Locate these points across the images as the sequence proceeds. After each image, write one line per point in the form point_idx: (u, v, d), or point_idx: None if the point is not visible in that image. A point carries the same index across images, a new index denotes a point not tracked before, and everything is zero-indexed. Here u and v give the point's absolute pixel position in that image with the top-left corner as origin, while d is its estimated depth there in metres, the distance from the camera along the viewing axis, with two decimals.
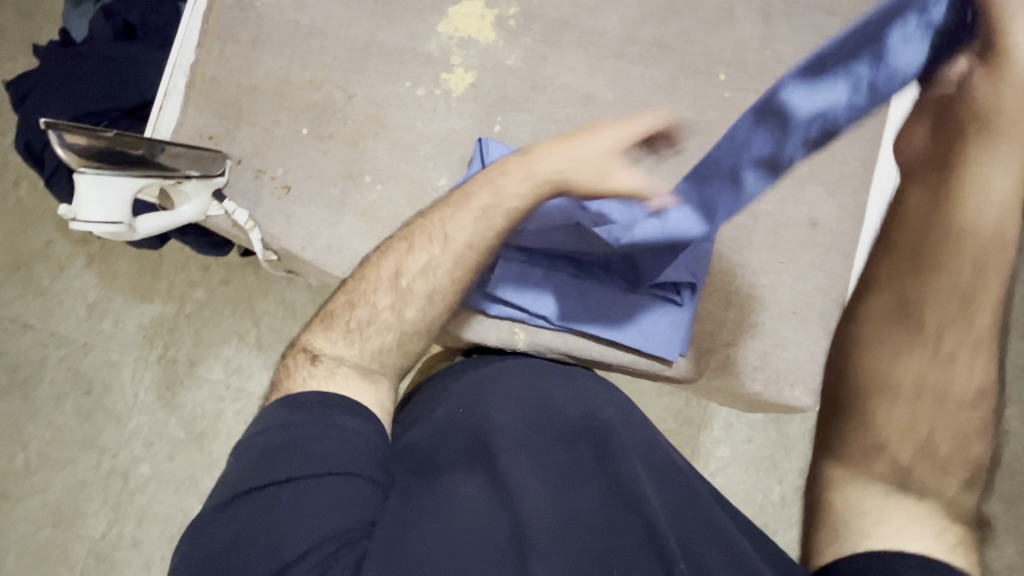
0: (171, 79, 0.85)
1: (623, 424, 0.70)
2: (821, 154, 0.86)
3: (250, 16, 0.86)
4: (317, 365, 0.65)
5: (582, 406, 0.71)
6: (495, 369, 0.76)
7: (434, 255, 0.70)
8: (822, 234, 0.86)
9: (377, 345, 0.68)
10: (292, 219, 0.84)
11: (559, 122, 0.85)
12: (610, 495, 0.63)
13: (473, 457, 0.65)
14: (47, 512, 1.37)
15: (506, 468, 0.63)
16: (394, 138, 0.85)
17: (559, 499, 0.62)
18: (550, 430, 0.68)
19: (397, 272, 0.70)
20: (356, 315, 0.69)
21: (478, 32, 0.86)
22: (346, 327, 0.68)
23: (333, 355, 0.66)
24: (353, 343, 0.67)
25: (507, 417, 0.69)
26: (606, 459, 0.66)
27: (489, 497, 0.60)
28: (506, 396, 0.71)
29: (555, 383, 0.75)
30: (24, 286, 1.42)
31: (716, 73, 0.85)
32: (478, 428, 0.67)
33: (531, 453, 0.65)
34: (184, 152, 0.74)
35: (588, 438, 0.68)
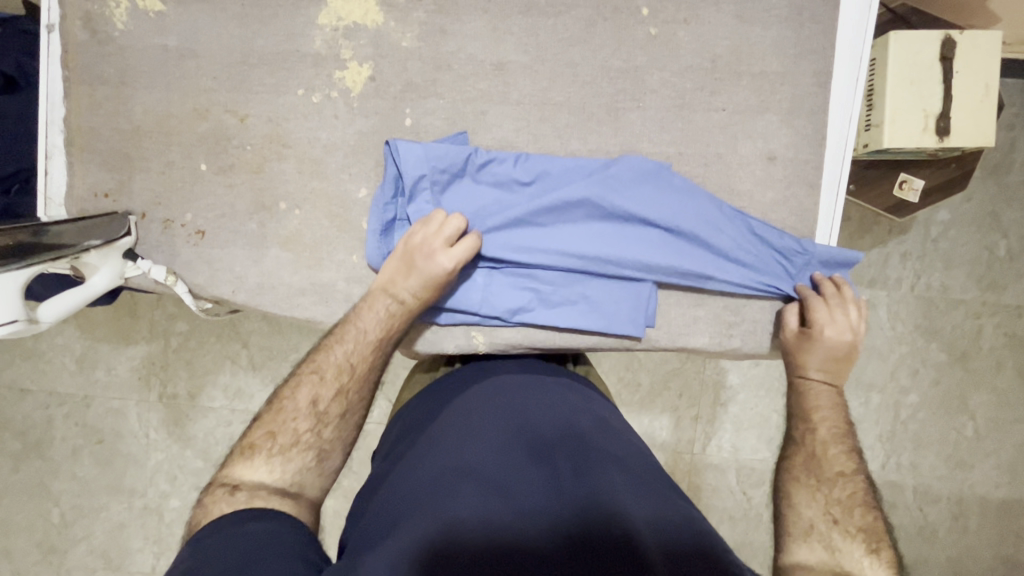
0: (47, 139, 0.77)
1: (601, 435, 0.67)
2: (767, 80, 0.77)
3: (110, 50, 0.77)
4: (237, 494, 0.62)
5: (560, 419, 0.69)
6: (472, 395, 0.74)
7: (340, 383, 0.70)
8: (781, 168, 0.78)
9: (299, 465, 0.66)
10: (214, 263, 0.79)
11: (473, 101, 0.77)
12: (588, 500, 0.58)
13: (442, 480, 0.60)
14: (96, 556, 1.41)
15: (474, 489, 0.59)
16: (300, 155, 0.77)
17: (529, 515, 0.56)
18: (525, 445, 0.65)
19: (312, 402, 0.69)
20: (276, 442, 0.67)
21: (363, 16, 0.76)
22: (268, 454, 0.66)
23: (254, 483, 0.63)
24: (275, 466, 0.65)
25: (480, 440, 0.65)
26: (584, 468, 0.62)
27: (452, 519, 0.56)
28: (481, 418, 0.68)
29: (532, 398, 0.72)
30: (11, 351, 1.42)
31: (637, 8, 0.76)
32: (449, 454, 0.63)
33: (504, 470, 0.61)
34: (70, 226, 0.69)
35: (565, 448, 0.65)
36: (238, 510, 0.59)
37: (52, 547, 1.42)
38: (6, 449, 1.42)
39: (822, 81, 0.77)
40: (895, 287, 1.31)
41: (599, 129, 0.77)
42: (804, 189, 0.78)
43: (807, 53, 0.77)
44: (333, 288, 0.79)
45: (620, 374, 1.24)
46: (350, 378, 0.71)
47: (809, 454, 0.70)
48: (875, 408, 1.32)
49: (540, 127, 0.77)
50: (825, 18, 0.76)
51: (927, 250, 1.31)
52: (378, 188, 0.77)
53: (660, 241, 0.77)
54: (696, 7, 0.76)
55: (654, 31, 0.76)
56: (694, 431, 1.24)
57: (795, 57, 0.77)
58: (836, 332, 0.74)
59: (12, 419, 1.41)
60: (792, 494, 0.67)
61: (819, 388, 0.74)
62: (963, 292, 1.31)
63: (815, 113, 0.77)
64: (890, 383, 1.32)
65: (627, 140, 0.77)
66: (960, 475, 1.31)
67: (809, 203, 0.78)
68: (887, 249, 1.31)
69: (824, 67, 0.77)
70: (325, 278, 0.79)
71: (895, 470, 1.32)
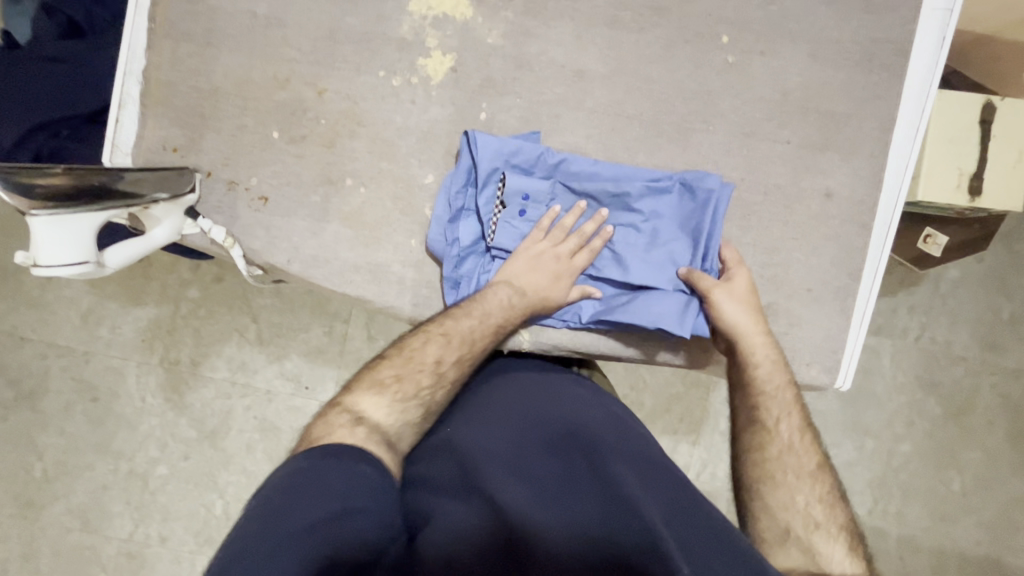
0: (123, 87, 0.78)
1: (616, 430, 0.68)
2: (834, 119, 0.80)
3: (200, 9, 0.78)
4: (324, 448, 0.62)
5: (576, 413, 0.70)
6: (488, 395, 0.76)
7: (418, 376, 0.69)
8: (836, 206, 0.80)
9: (368, 433, 0.64)
10: (272, 231, 0.79)
11: (549, 104, 0.78)
12: (603, 490, 0.59)
13: (465, 470, 0.63)
14: (73, 516, 1.34)
15: (493, 476, 0.61)
16: (373, 135, 0.78)
17: (546, 505, 0.58)
18: (540, 440, 0.67)
19: (380, 380, 0.69)
20: (351, 418, 0.65)
21: (453, 8, 0.78)
22: (347, 425, 0.64)
23: (345, 439, 0.63)
24: (363, 441, 0.63)
25: (496, 435, 0.68)
26: (597, 461, 0.63)
27: (470, 510, 0.58)
28: (499, 415, 0.71)
29: (546, 396, 0.73)
30: (14, 297, 1.36)
31: (718, 34, 0.79)
32: (468, 446, 0.66)
33: (521, 467, 0.63)
34: (146, 175, 0.68)
35: (581, 443, 0.66)
36: (341, 448, 0.59)
37: (26, 502, 1.35)
38: None
39: (886, 127, 0.80)
40: (900, 337, 1.34)
41: (668, 145, 0.79)
42: (856, 228, 0.81)
43: (878, 98, 0.80)
44: (388, 270, 0.79)
45: (626, 392, 1.25)
46: (432, 371, 0.70)
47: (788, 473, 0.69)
48: (868, 454, 1.34)
49: (610, 137, 0.79)
50: (895, 68, 0.79)
51: (933, 304, 1.34)
52: (447, 178, 0.78)
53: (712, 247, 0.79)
54: (774, 42, 0.79)
55: (731, 59, 0.79)
56: (690, 456, 1.25)
57: (862, 101, 0.80)
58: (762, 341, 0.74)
59: (6, 366, 1.36)
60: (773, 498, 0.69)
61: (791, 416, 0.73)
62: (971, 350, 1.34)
63: (873, 156, 0.80)
64: (884, 429, 1.34)
65: (691, 159, 0.80)
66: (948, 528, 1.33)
67: (860, 241, 0.81)
68: (903, 299, 1.34)
69: (889, 113, 0.80)
70: (381, 259, 0.79)
71: (884, 516, 1.33)
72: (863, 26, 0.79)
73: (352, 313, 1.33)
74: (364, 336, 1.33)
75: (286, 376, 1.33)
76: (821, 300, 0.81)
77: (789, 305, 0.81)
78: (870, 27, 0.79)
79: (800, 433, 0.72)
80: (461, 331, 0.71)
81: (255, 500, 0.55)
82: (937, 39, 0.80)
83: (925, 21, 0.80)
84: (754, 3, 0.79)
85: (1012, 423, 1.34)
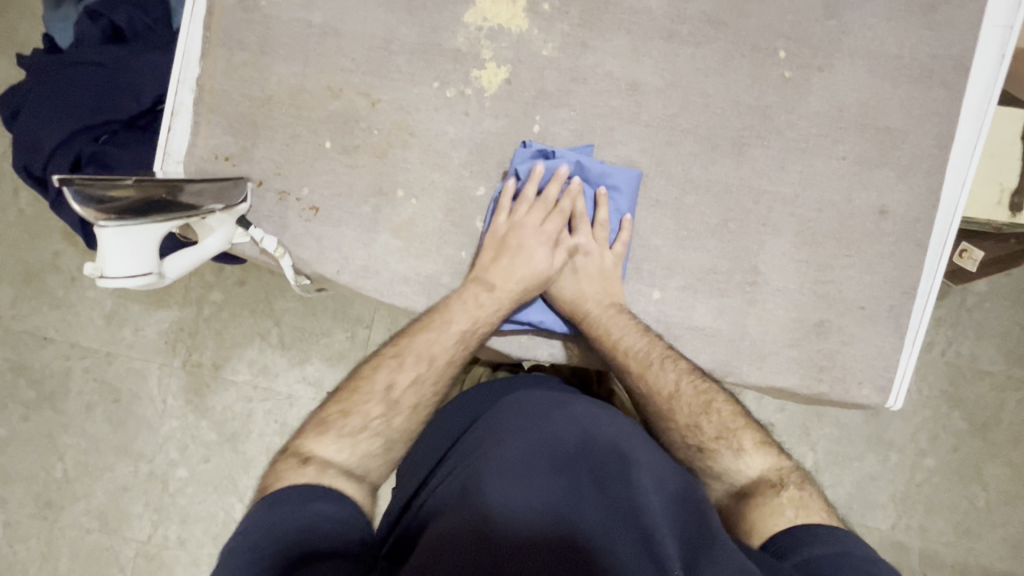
0: (177, 97, 0.78)
1: (624, 444, 0.64)
2: (890, 136, 0.79)
3: (255, 17, 0.78)
4: (307, 467, 0.63)
5: (585, 426, 0.66)
6: (496, 410, 0.73)
7: (421, 376, 0.72)
8: (891, 223, 0.80)
9: (366, 449, 0.67)
10: (323, 241, 0.78)
11: (603, 117, 0.78)
12: (612, 509, 0.56)
13: (468, 486, 0.60)
14: (92, 517, 1.33)
15: (498, 495, 0.58)
16: (426, 145, 0.78)
17: (551, 523, 0.56)
18: (549, 451, 0.63)
19: (388, 386, 0.71)
20: (348, 422, 0.68)
21: (509, 20, 0.77)
22: (340, 432, 0.67)
23: (323, 459, 0.65)
24: (349, 448, 0.67)
25: (502, 449, 0.64)
26: (605, 480, 0.59)
27: (471, 527, 0.55)
28: (503, 430, 0.67)
29: (554, 410, 0.69)
30: (41, 298, 1.36)
31: (775, 48, 0.78)
32: (473, 463, 0.63)
33: (526, 480, 0.60)
34: (206, 186, 0.69)
35: (590, 457, 0.62)
36: (304, 487, 0.60)
37: (46, 502, 1.34)
38: (17, 395, 1.35)
39: (943, 144, 0.79)
40: (926, 351, 1.32)
41: (723, 159, 0.79)
42: (911, 246, 0.80)
43: (937, 115, 0.79)
44: (438, 282, 0.79)
45: None
46: (430, 368, 0.72)
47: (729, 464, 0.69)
48: (893, 468, 1.31)
49: (665, 151, 0.78)
50: (955, 85, 0.78)
51: (961, 319, 1.32)
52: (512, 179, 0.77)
53: (766, 259, 0.79)
54: (830, 57, 0.78)
55: (788, 74, 0.78)
56: None
57: (920, 117, 0.79)
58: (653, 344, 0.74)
59: (30, 365, 1.35)
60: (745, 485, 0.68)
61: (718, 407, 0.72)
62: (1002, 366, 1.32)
63: (931, 173, 0.79)
64: (909, 443, 1.32)
65: (746, 175, 0.79)
66: (979, 546, 1.31)
67: (915, 260, 0.80)
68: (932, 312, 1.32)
69: (946, 130, 0.79)
70: (431, 270, 0.79)
71: (909, 531, 1.31)
72: (922, 43, 0.78)
73: (375, 318, 1.32)
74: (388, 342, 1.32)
75: (307, 380, 1.32)
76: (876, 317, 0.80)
77: (843, 322, 0.80)
78: (929, 43, 0.78)
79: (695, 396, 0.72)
80: (457, 331, 0.73)
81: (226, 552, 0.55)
82: (996, 56, 0.79)
83: (985, 37, 0.78)
84: (811, 18, 0.78)
85: None
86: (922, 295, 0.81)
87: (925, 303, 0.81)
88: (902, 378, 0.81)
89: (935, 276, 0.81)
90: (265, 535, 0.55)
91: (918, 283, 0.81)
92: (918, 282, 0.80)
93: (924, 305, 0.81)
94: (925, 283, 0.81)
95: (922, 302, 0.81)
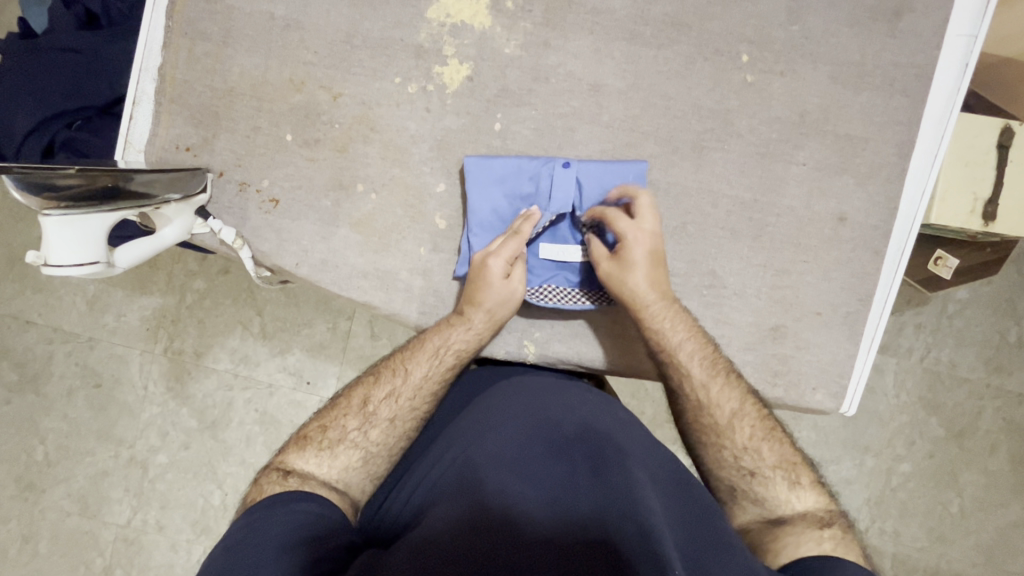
0: (139, 85, 0.78)
1: (621, 435, 0.65)
2: (851, 143, 0.79)
3: (218, 8, 0.78)
4: (289, 480, 0.65)
5: (581, 416, 0.67)
6: (493, 395, 0.73)
7: (397, 385, 0.73)
8: (850, 230, 0.80)
9: (345, 463, 0.68)
10: (282, 233, 0.79)
11: (564, 117, 0.78)
12: (608, 495, 0.57)
13: (465, 472, 0.61)
14: (73, 501, 1.33)
15: (494, 476, 0.59)
16: (387, 140, 0.78)
17: (547, 507, 0.57)
18: (545, 439, 0.64)
19: (364, 401, 0.72)
20: (327, 436, 0.69)
21: (471, 17, 0.77)
22: (319, 446, 0.68)
23: (305, 471, 0.66)
24: (324, 458, 0.68)
25: (500, 434, 0.65)
26: (602, 467, 0.60)
27: (466, 512, 0.56)
28: (502, 415, 0.68)
29: (553, 397, 0.70)
30: (23, 282, 1.35)
31: (738, 53, 0.78)
32: (472, 447, 0.64)
33: (523, 466, 0.61)
34: (159, 176, 0.69)
35: (586, 445, 0.63)
36: (284, 493, 0.62)
37: (27, 485, 1.33)
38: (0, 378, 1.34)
39: (903, 152, 0.79)
40: (905, 358, 1.31)
41: (681, 162, 0.79)
42: (868, 253, 0.80)
43: (898, 122, 0.79)
44: (396, 277, 0.79)
45: (626, 402, 1.21)
46: (404, 384, 0.73)
47: (743, 472, 0.70)
48: (869, 472, 1.31)
49: (624, 152, 0.79)
50: (915, 92, 0.78)
51: (939, 326, 1.31)
52: (503, 157, 0.77)
53: (721, 261, 0.80)
54: (795, 62, 0.78)
55: (750, 78, 0.78)
56: None
57: (879, 124, 0.79)
58: (691, 340, 0.73)
59: (11, 349, 1.34)
60: (759, 490, 0.69)
61: (754, 429, 0.71)
62: (976, 374, 1.31)
63: (891, 181, 0.79)
64: (886, 449, 1.31)
65: (705, 178, 0.79)
66: (952, 553, 1.30)
67: (872, 266, 0.80)
68: (909, 319, 1.31)
69: (907, 139, 0.79)
70: (389, 266, 0.79)
71: (890, 537, 1.30)
72: (885, 50, 0.78)
73: (356, 311, 1.31)
74: (367, 335, 1.30)
75: (288, 370, 1.31)
76: (837, 323, 0.80)
77: (800, 325, 0.80)
78: (893, 51, 0.78)
79: (712, 377, 0.73)
80: (433, 348, 0.74)
81: (209, 561, 0.56)
82: (961, 65, 0.79)
83: (948, 45, 0.79)
84: (775, 23, 0.78)
85: (1017, 449, 1.31)
86: (882, 297, 0.82)
87: (885, 302, 0.81)
88: (863, 377, 0.81)
89: (895, 276, 0.81)
90: (249, 536, 0.56)
91: (877, 290, 0.81)
92: (876, 288, 0.81)
93: (885, 304, 0.81)
94: (883, 285, 0.81)
95: (883, 302, 0.81)
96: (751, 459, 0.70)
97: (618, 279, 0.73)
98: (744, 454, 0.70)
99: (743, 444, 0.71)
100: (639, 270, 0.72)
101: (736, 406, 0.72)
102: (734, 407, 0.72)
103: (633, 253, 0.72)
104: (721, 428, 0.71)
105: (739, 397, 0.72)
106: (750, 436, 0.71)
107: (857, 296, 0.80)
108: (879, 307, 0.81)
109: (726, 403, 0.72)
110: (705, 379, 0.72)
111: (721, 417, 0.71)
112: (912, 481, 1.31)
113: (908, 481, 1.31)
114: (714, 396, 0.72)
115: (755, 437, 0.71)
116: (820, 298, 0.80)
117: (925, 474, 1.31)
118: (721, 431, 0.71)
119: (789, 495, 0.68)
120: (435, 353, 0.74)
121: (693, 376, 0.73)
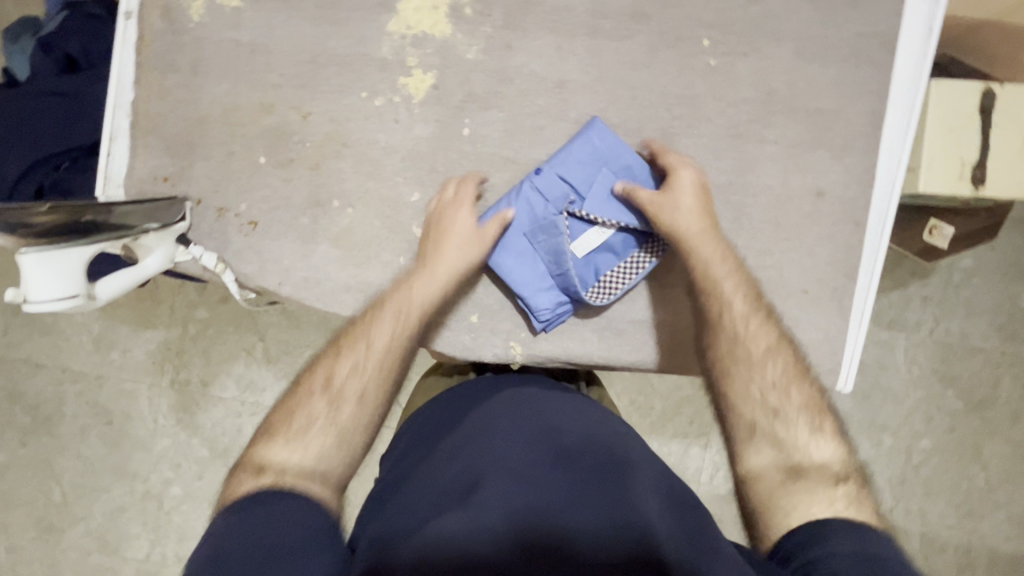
0: (114, 121, 0.80)
1: (624, 446, 0.65)
2: (823, 117, 0.79)
3: (186, 40, 0.80)
4: (263, 476, 0.59)
5: (583, 428, 0.67)
6: (495, 404, 0.73)
7: (361, 356, 0.69)
8: (830, 205, 0.79)
9: (318, 448, 0.62)
10: (264, 255, 0.80)
11: (533, 115, 0.79)
12: (614, 501, 0.56)
13: (470, 480, 0.60)
14: (92, 538, 1.34)
15: (501, 486, 0.58)
16: (359, 154, 0.79)
17: (552, 511, 0.55)
18: (549, 448, 0.63)
19: (327, 378, 0.67)
20: (294, 423, 0.64)
21: (432, 26, 0.78)
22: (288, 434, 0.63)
23: (277, 464, 0.60)
24: (297, 446, 0.62)
25: (505, 443, 0.64)
26: (607, 474, 0.60)
27: (472, 515, 0.55)
28: (507, 424, 0.67)
29: (557, 409, 0.70)
30: (28, 326, 1.37)
31: (699, 38, 0.78)
32: (477, 454, 0.63)
33: (527, 473, 0.60)
34: (136, 207, 0.71)
35: (590, 454, 0.63)
36: (260, 491, 0.57)
37: (47, 526, 1.35)
38: (14, 423, 1.36)
39: (875, 122, 0.78)
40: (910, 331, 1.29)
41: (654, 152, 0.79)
42: (851, 226, 0.79)
43: (867, 93, 0.78)
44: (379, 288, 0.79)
45: (631, 398, 1.20)
46: (368, 354, 0.69)
47: (771, 413, 0.63)
48: (885, 452, 1.28)
49: None
50: (881, 61, 0.78)
51: (941, 296, 1.29)
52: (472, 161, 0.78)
53: None
54: (757, 42, 0.78)
55: (714, 62, 0.78)
56: (700, 460, 1.19)
57: (848, 96, 0.78)
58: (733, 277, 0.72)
59: (22, 393, 1.36)
60: None
61: (788, 365, 0.67)
62: (983, 341, 1.28)
63: (866, 153, 0.79)
64: (899, 426, 1.28)
65: None
66: (979, 529, 1.27)
67: (855, 239, 0.79)
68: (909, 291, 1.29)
69: (878, 108, 0.78)
70: (372, 278, 0.79)
71: (913, 516, 1.28)
72: (847, 22, 0.78)
73: None
74: None
75: None
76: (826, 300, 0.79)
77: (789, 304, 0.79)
78: (855, 22, 0.78)
79: (761, 317, 0.70)
80: (395, 310, 0.72)
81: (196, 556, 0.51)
82: (926, 30, 0.78)
83: (911, 11, 0.78)
84: (734, 5, 0.78)
85: None
86: (867, 275, 0.80)
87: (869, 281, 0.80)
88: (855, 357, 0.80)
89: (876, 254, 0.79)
90: (243, 534, 0.52)
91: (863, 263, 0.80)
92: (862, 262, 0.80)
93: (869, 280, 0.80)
94: (867, 262, 0.80)
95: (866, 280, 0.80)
96: (783, 396, 0.64)
97: (669, 204, 0.73)
98: (781, 393, 0.65)
99: (778, 385, 0.65)
100: (687, 201, 0.74)
101: (773, 343, 0.68)
102: (769, 342, 0.68)
103: (682, 180, 0.74)
104: (755, 363, 0.67)
105: (780, 332, 0.69)
106: (789, 374, 0.66)
107: (844, 271, 0.79)
108: (865, 285, 0.80)
109: (758, 339, 0.68)
110: (742, 307, 0.70)
111: (757, 350, 0.67)
112: (930, 456, 1.28)
113: (927, 457, 1.28)
114: (750, 329, 0.69)
115: (796, 372, 0.67)
116: (807, 276, 0.79)
117: (942, 448, 1.28)
118: (752, 368, 0.66)
119: (806, 438, 0.62)
120: (399, 313, 0.72)
121: (728, 309, 0.70)
